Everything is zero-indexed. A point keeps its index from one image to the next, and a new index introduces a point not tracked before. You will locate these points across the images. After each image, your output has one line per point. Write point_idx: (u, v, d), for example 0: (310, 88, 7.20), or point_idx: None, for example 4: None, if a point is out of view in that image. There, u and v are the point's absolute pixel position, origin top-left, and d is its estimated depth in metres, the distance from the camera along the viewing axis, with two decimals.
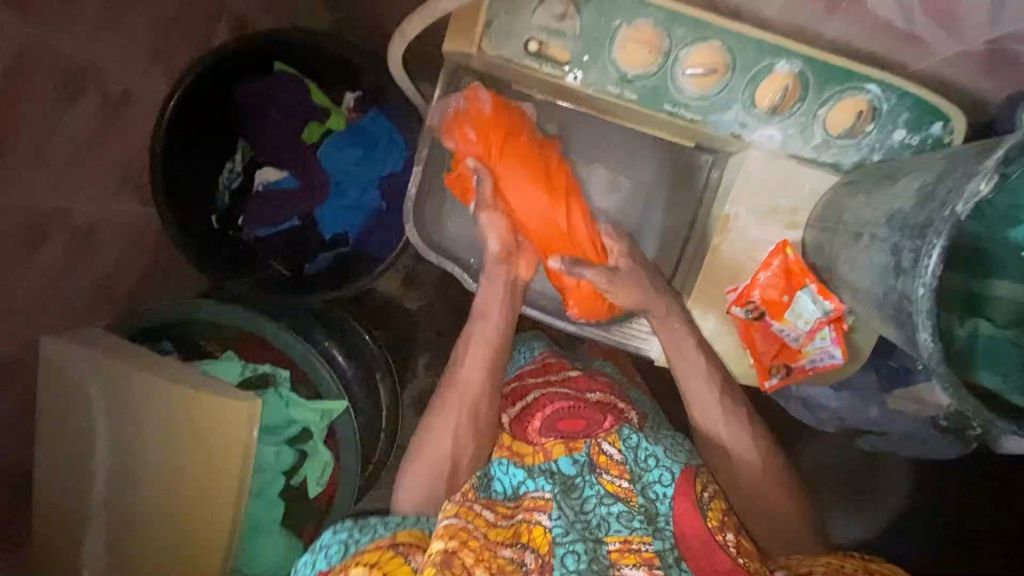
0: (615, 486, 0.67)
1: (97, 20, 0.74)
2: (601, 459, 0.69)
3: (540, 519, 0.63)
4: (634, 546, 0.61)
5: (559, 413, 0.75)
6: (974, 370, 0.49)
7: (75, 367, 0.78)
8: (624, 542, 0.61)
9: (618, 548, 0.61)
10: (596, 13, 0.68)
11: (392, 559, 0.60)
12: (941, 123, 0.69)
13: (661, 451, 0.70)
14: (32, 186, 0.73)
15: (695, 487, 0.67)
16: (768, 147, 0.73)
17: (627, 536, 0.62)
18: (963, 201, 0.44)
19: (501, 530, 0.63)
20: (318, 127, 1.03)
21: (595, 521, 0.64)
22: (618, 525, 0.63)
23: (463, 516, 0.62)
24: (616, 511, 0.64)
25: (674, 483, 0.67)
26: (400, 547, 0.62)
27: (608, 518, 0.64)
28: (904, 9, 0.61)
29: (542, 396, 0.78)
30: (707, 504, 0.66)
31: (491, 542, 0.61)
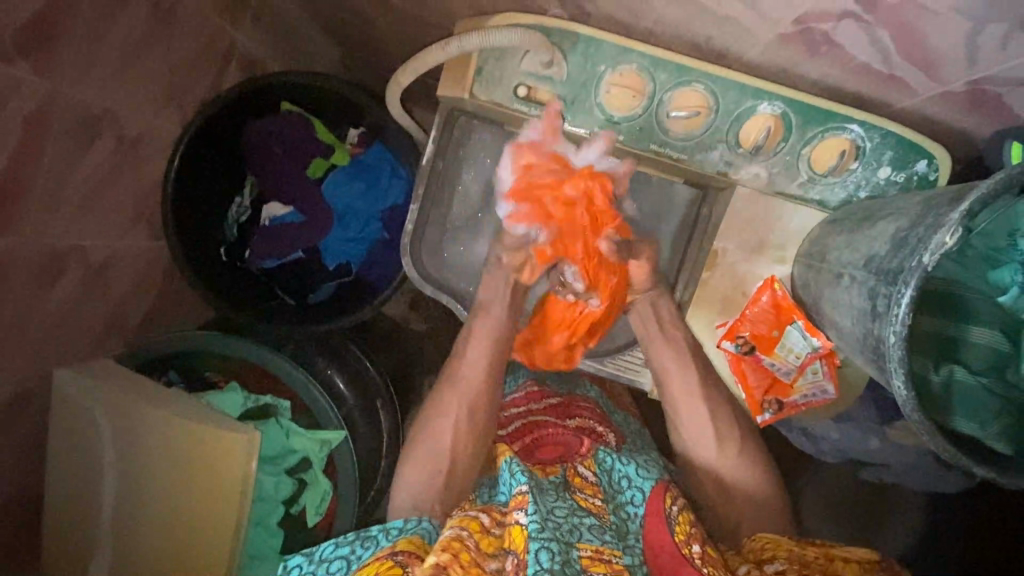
0: (587, 501, 0.67)
1: (113, 71, 0.79)
2: (577, 479, 0.70)
3: (517, 518, 0.59)
4: (605, 556, 0.59)
5: (539, 442, 0.80)
6: (951, 417, 0.50)
7: (82, 399, 0.81)
8: (595, 551, 0.59)
9: (589, 556, 0.58)
10: (582, 60, 0.71)
11: (386, 569, 0.57)
12: (924, 161, 0.70)
13: (633, 472, 0.72)
14: (50, 226, 0.78)
15: (664, 502, 0.68)
16: (754, 185, 0.74)
17: (598, 547, 0.59)
18: (930, 252, 0.44)
19: (491, 542, 0.60)
20: (323, 162, 1.08)
21: (569, 526, 0.60)
22: (590, 535, 0.60)
23: (468, 528, 0.61)
24: (588, 521, 0.62)
25: (644, 503, 0.69)
26: (399, 555, 0.59)
27: (580, 526, 0.61)
28: (882, 54, 0.60)
29: (525, 425, 0.83)
30: (674, 518, 0.66)
31: (482, 555, 0.58)
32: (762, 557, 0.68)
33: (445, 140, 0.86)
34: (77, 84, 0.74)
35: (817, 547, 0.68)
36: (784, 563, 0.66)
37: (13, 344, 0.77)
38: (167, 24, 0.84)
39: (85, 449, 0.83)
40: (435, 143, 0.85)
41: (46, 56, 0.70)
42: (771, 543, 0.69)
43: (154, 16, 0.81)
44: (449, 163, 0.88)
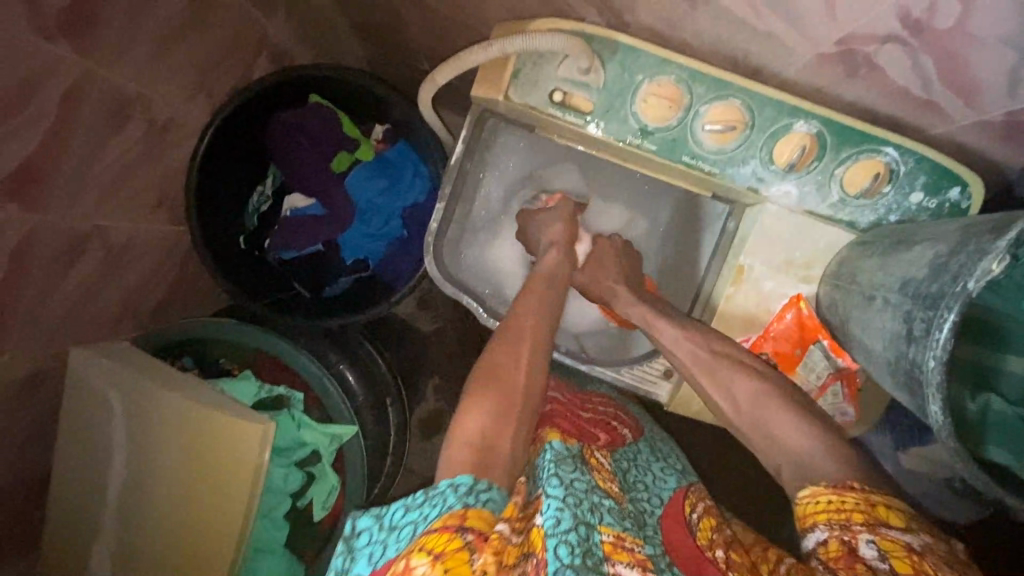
0: (605, 484, 0.65)
1: (149, 54, 0.79)
2: (593, 460, 0.69)
3: (535, 522, 0.56)
4: (626, 543, 0.57)
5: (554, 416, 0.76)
6: (987, 445, 0.49)
7: (95, 381, 0.80)
8: (616, 536, 0.57)
9: (610, 541, 0.56)
10: (620, 69, 0.71)
11: (455, 549, 0.51)
12: (958, 188, 0.69)
13: (651, 480, 0.73)
14: (76, 205, 0.77)
15: (684, 509, 0.69)
16: (784, 203, 0.74)
17: (620, 532, 0.58)
18: (975, 279, 0.44)
19: (510, 551, 0.53)
20: (347, 157, 1.08)
21: (589, 505, 0.58)
22: (610, 518, 0.59)
23: (512, 522, 0.54)
24: (606, 503, 0.61)
25: (663, 506, 0.69)
26: (468, 534, 0.52)
27: (600, 507, 0.59)
28: (923, 80, 0.61)
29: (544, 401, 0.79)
30: (697, 526, 0.66)
31: (503, 571, 0.51)
32: (806, 523, 0.60)
33: (474, 141, 0.86)
34: (112, 65, 0.74)
35: (857, 495, 0.58)
36: (825, 530, 0.57)
37: (32, 322, 0.77)
38: (203, 12, 0.84)
39: (97, 433, 0.82)
40: (464, 144, 0.85)
41: (85, 35, 0.70)
42: (816, 502, 0.60)
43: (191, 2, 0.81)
44: (476, 163, 0.88)
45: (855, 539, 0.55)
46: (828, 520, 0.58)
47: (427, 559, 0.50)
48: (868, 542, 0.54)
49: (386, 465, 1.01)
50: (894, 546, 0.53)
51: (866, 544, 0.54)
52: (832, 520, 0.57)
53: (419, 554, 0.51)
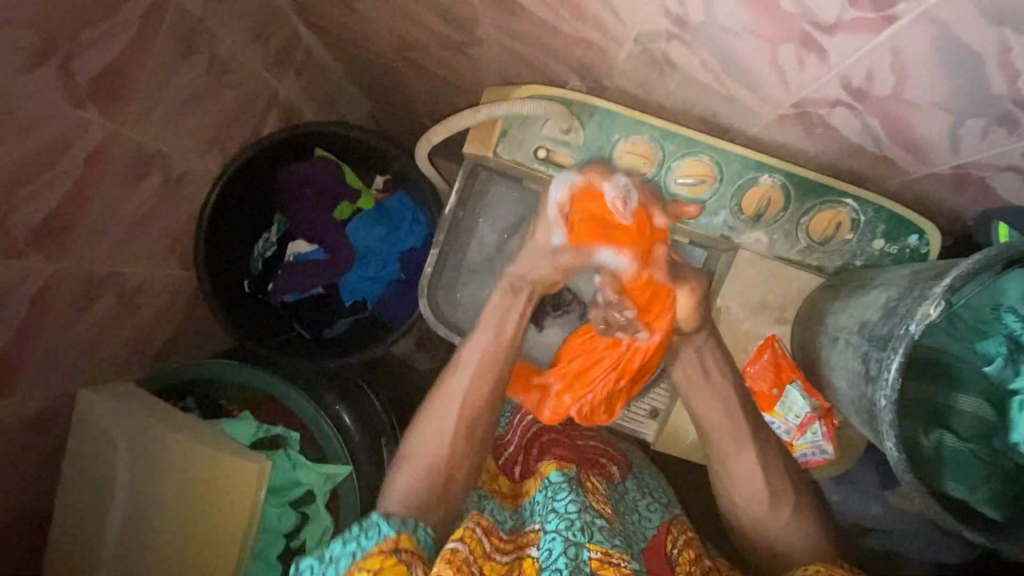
0: (599, 506, 0.69)
1: (169, 117, 0.86)
2: (589, 484, 0.72)
3: (530, 552, 0.65)
4: (614, 559, 0.61)
5: (551, 447, 0.83)
6: (942, 479, 0.52)
7: (100, 421, 0.83)
8: (604, 553, 0.62)
9: (598, 558, 0.61)
10: (598, 129, 0.78)
11: (394, 567, 0.61)
12: (916, 235, 0.74)
13: (636, 519, 0.75)
14: (93, 254, 0.83)
15: (666, 544, 0.72)
16: (756, 249, 0.79)
17: (609, 549, 0.62)
18: (916, 323, 0.48)
19: (496, 568, 0.63)
20: (349, 205, 1.14)
21: (579, 525, 0.63)
22: (600, 537, 0.63)
23: (467, 543, 0.61)
24: (598, 522, 0.65)
25: (647, 540, 0.72)
26: (404, 555, 0.62)
27: (591, 526, 0.64)
28: (873, 138, 0.66)
29: (540, 434, 0.87)
30: (676, 559, 0.70)
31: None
32: None
33: (467, 192, 0.92)
34: (135, 126, 0.81)
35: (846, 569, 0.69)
36: None
37: (45, 362, 0.81)
38: (219, 76, 0.92)
39: (100, 471, 0.85)
40: (457, 195, 0.91)
41: (112, 101, 0.77)
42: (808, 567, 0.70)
43: (209, 69, 0.89)
44: (469, 212, 0.94)
45: None
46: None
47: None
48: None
49: None
50: None
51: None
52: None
53: (361, 574, 0.60)
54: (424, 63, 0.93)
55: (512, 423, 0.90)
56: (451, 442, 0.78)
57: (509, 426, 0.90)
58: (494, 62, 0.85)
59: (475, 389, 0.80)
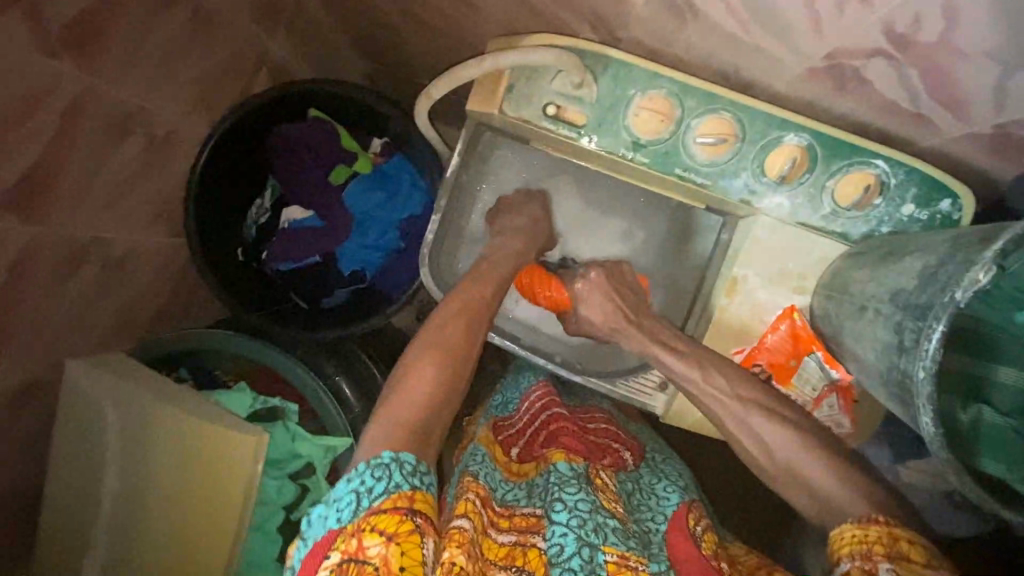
0: (611, 503, 0.64)
1: (151, 71, 0.81)
2: (597, 478, 0.68)
3: (535, 542, 0.62)
4: (631, 563, 0.58)
5: (561, 432, 0.76)
6: (977, 456, 0.49)
7: (90, 391, 0.80)
8: (621, 556, 0.58)
9: (614, 561, 0.58)
10: (611, 83, 0.72)
11: (407, 532, 0.51)
12: (950, 200, 0.70)
13: (655, 501, 0.71)
14: (74, 217, 0.78)
15: (687, 522, 0.67)
16: (777, 215, 0.75)
17: (625, 552, 0.59)
18: (963, 289, 0.44)
19: (495, 547, 0.60)
20: (345, 169, 1.08)
21: (592, 525, 0.59)
22: (615, 537, 0.60)
23: (471, 519, 0.58)
24: (612, 522, 0.61)
25: (667, 521, 0.68)
26: (418, 518, 0.52)
27: (604, 527, 0.60)
28: (911, 93, 0.61)
29: (549, 418, 0.80)
30: (699, 537, 0.65)
31: (486, 564, 0.58)
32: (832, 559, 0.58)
33: (470, 154, 0.87)
34: (115, 80, 0.76)
35: (881, 527, 0.56)
36: (846, 561, 0.56)
37: (29, 332, 0.78)
38: (204, 28, 0.86)
39: (91, 442, 0.82)
40: (459, 158, 0.85)
41: (88, 51, 0.71)
42: (841, 536, 0.58)
43: (193, 19, 0.83)
44: (471, 177, 0.89)
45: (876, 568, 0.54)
46: (850, 551, 0.56)
47: (380, 540, 0.50)
48: (888, 573, 0.53)
49: None
50: None
51: None
52: (856, 552, 0.56)
53: (370, 534, 0.51)
54: (422, 15, 0.87)
55: (518, 407, 0.85)
56: (436, 388, 0.64)
57: (516, 410, 0.85)
58: (500, 13, 0.79)
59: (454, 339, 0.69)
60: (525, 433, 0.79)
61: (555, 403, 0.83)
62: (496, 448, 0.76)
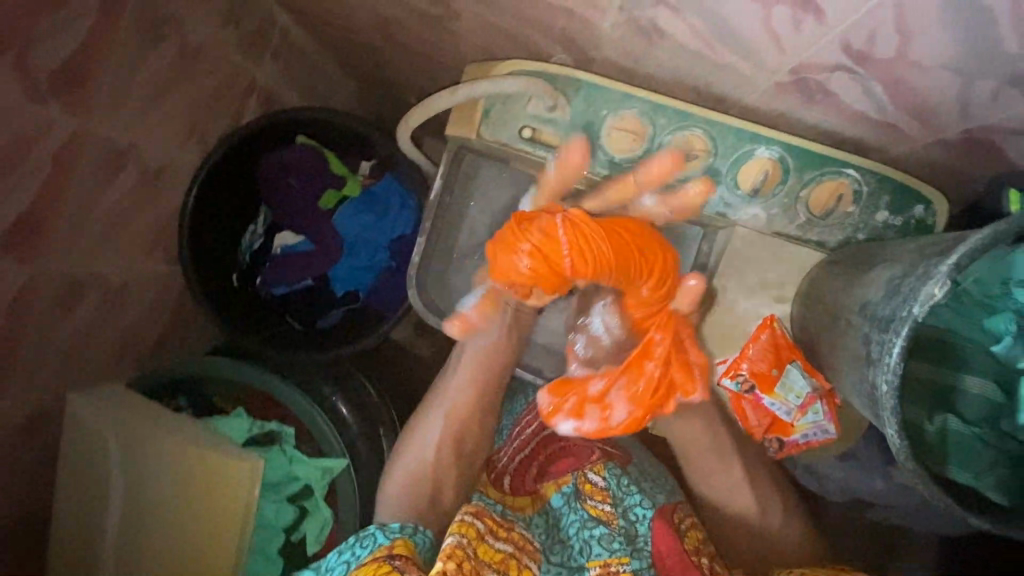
0: (597, 510, 0.76)
1: (139, 109, 0.83)
2: (587, 487, 0.79)
3: (528, 562, 0.68)
4: (612, 568, 0.70)
5: (551, 456, 0.84)
6: (948, 465, 0.50)
7: (91, 422, 0.82)
8: (604, 565, 0.71)
9: (598, 572, 0.70)
10: (584, 104, 0.74)
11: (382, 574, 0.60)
12: (922, 206, 0.71)
13: (645, 485, 0.80)
14: (72, 254, 0.81)
15: (673, 516, 0.76)
16: (754, 226, 0.76)
17: (608, 560, 0.71)
18: (920, 303, 0.45)
19: (490, 552, 0.65)
20: (336, 194, 1.11)
21: (578, 546, 0.73)
22: (599, 549, 0.72)
23: (466, 535, 0.64)
24: (597, 534, 0.73)
25: (653, 509, 0.76)
26: (394, 561, 0.62)
27: (591, 540, 0.73)
28: (877, 103, 0.62)
29: (540, 443, 0.85)
30: (684, 531, 0.75)
31: (479, 564, 0.62)
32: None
33: (453, 176, 0.88)
34: (105, 120, 0.78)
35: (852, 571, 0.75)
36: None
37: (32, 366, 0.81)
38: (191, 64, 0.88)
39: (95, 471, 0.84)
40: (442, 179, 0.87)
41: (78, 95, 0.74)
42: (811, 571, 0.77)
43: (180, 56, 0.86)
44: (456, 198, 0.90)
45: None
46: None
47: None
48: None
49: None
50: None
51: None
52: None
53: None
54: (404, 41, 0.89)
55: (512, 431, 0.89)
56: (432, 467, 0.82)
57: (508, 437, 0.89)
58: (476, 37, 0.80)
59: (459, 402, 0.86)
60: (518, 459, 0.85)
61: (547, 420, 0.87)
62: (489, 473, 0.84)
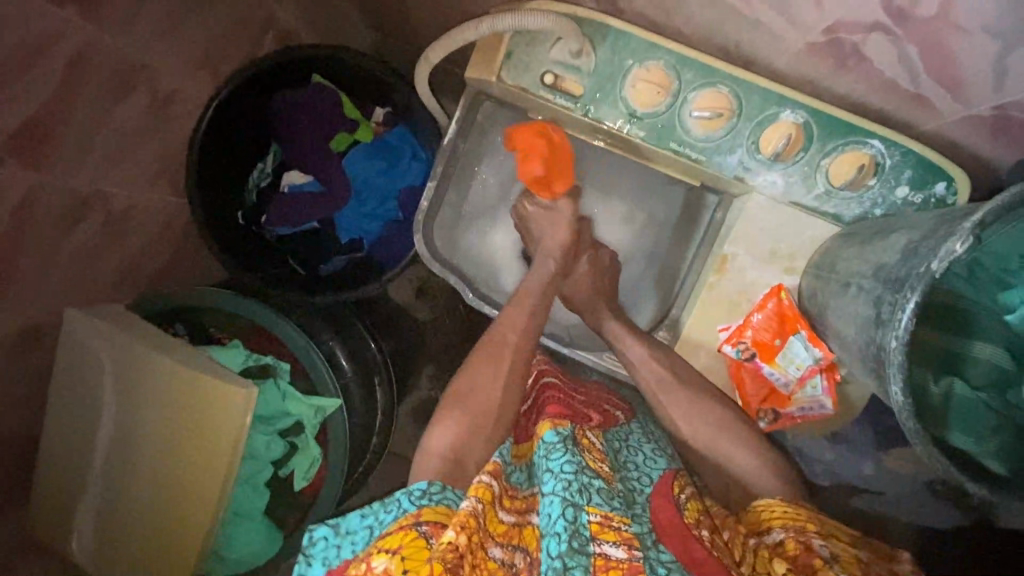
0: (596, 465, 0.64)
1: (155, 27, 0.81)
2: (585, 442, 0.68)
3: (532, 521, 0.63)
4: (614, 522, 0.56)
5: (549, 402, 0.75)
6: (950, 430, 0.51)
7: (88, 339, 0.83)
8: (604, 517, 0.56)
9: (597, 521, 0.56)
10: (610, 52, 0.72)
11: (411, 540, 0.56)
12: (944, 183, 0.70)
13: (642, 459, 0.72)
14: (77, 169, 0.80)
15: (672, 488, 0.66)
16: (770, 194, 0.75)
17: (609, 512, 0.57)
18: (939, 259, 0.45)
19: (499, 523, 0.61)
20: (347, 137, 1.09)
21: (577, 487, 0.58)
22: (599, 498, 0.58)
23: (482, 503, 0.59)
24: (597, 484, 0.60)
25: (653, 484, 0.68)
26: (423, 527, 0.58)
27: (590, 488, 0.59)
28: (910, 72, 0.60)
29: (542, 390, 0.80)
30: (684, 505, 0.64)
31: (486, 535, 0.58)
32: (761, 528, 0.65)
33: (468, 123, 0.87)
34: (119, 33, 0.77)
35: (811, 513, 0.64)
36: (781, 530, 0.62)
37: (32, 280, 0.81)
38: None
39: (88, 389, 0.85)
40: (458, 124, 0.86)
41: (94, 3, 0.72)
42: (771, 510, 0.65)
43: None
44: (469, 147, 0.89)
45: (810, 540, 0.60)
46: (783, 524, 0.63)
47: (385, 557, 0.55)
48: (820, 543, 0.59)
49: (373, 443, 1.01)
50: (847, 556, 0.59)
51: (820, 548, 0.59)
52: (788, 524, 0.62)
53: (378, 553, 0.55)
54: None
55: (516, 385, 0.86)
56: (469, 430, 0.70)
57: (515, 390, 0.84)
58: None
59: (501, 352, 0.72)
60: (521, 409, 0.80)
61: (550, 373, 0.84)
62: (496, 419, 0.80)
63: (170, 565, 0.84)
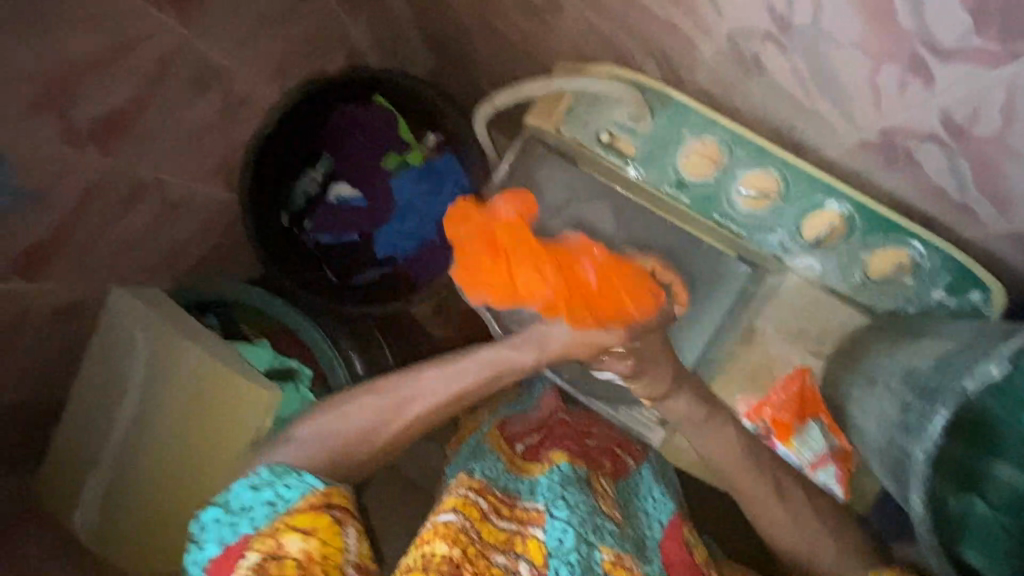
0: (608, 506, 0.71)
1: (238, 36, 0.85)
2: (598, 481, 0.75)
3: (535, 533, 0.65)
4: (625, 561, 0.64)
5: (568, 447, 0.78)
6: (963, 547, 0.52)
7: (127, 318, 0.86)
8: (616, 555, 0.64)
9: (609, 559, 0.64)
10: (667, 121, 0.75)
11: (325, 524, 0.59)
12: (981, 293, 0.70)
13: (650, 505, 0.78)
14: (144, 156, 0.84)
15: (682, 531, 0.74)
16: (806, 275, 0.77)
17: (620, 551, 0.65)
18: (973, 378, 0.46)
19: (493, 531, 0.64)
20: (397, 158, 1.12)
21: (592, 526, 0.65)
22: (611, 539, 0.65)
23: (462, 513, 0.63)
24: (609, 523, 0.67)
25: (663, 530, 0.75)
26: (335, 511, 0.61)
27: (602, 528, 0.66)
28: (959, 182, 0.62)
29: (558, 423, 0.83)
30: (692, 544, 0.73)
31: (486, 546, 0.62)
32: None
33: (518, 165, 0.86)
34: (206, 37, 0.81)
35: None
36: None
37: (84, 253, 0.85)
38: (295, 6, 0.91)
39: (117, 365, 0.88)
40: (508, 166, 0.86)
41: None
42: None
43: None
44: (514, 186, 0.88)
45: None
46: None
47: (299, 537, 0.58)
48: None
49: None
50: None
51: None
52: None
53: (288, 532, 0.59)
54: (499, 27, 0.92)
55: (529, 405, 0.88)
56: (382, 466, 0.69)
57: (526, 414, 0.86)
58: (572, 38, 0.83)
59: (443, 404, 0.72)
60: (532, 434, 0.81)
61: (562, 410, 0.86)
62: (503, 441, 0.80)
63: (167, 547, 0.85)
